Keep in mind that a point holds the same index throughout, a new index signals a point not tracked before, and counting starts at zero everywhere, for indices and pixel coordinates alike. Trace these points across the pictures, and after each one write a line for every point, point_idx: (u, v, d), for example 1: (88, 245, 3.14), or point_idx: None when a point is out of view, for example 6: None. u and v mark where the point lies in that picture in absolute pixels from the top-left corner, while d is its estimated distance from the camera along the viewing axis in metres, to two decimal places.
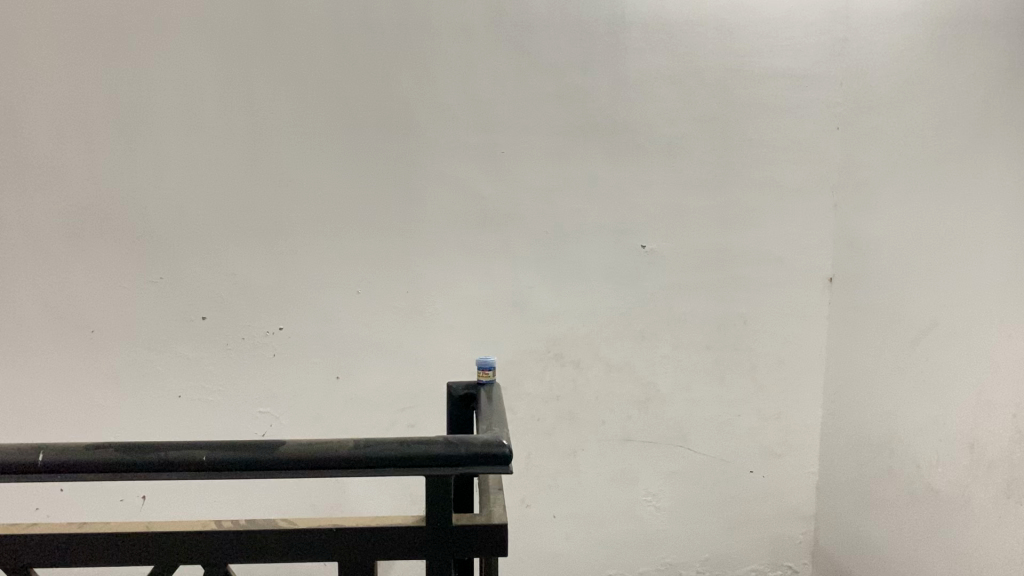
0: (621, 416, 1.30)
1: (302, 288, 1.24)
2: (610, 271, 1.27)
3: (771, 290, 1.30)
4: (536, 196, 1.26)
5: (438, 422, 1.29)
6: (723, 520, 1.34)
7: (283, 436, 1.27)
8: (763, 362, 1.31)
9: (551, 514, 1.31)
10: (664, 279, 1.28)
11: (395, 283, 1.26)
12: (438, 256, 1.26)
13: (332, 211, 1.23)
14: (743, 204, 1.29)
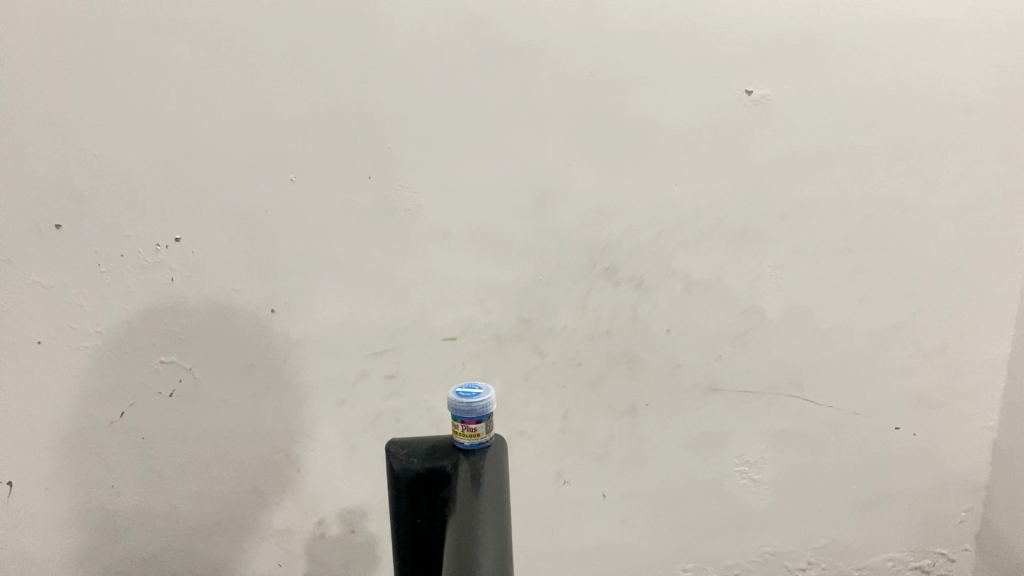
0: (705, 356, 0.86)
1: (204, 176, 0.79)
2: (695, 136, 0.80)
3: (949, 157, 0.82)
4: (573, 16, 0.76)
5: (429, 371, 0.86)
6: (849, 494, 0.92)
7: (201, 395, 0.86)
8: (930, 271, 0.85)
9: (599, 493, 0.90)
10: (780, 147, 0.80)
11: (349, 164, 0.79)
12: (418, 121, 0.78)
13: (242, 49, 0.76)
14: (916, 17, 0.78)
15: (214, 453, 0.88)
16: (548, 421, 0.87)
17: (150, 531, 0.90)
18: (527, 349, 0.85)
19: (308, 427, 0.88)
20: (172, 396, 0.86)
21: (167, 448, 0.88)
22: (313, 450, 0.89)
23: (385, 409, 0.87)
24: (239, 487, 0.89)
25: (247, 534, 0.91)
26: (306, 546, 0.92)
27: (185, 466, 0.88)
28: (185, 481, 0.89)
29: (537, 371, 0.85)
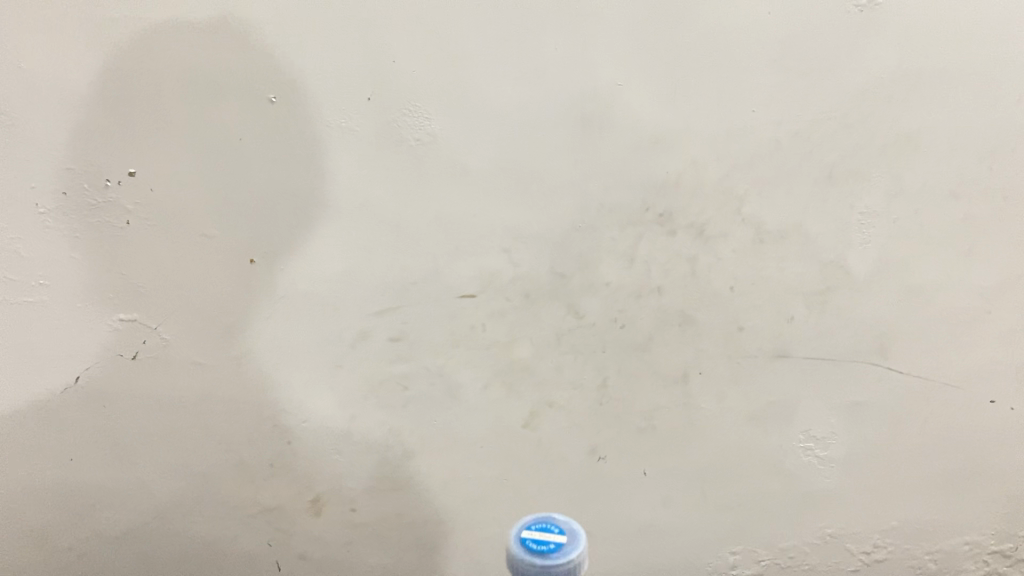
0: (775, 317, 0.71)
1: (167, 94, 0.64)
2: (780, 48, 0.63)
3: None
4: None
5: (444, 333, 0.71)
6: (930, 473, 0.79)
7: (169, 358, 0.72)
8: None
9: (639, 470, 0.77)
10: (885, 63, 0.64)
11: (348, 80, 0.63)
12: (433, 27, 0.62)
13: None
14: None
15: (187, 424, 0.74)
16: (583, 390, 0.73)
17: (116, 510, 0.76)
18: (561, 308, 0.70)
19: (298, 396, 0.74)
20: (135, 358, 0.72)
21: (130, 417, 0.73)
22: (304, 420, 0.74)
23: (391, 374, 0.73)
24: (218, 462, 0.76)
25: (228, 515, 0.78)
26: (298, 529, 0.79)
27: (154, 438, 0.74)
28: (154, 456, 0.75)
29: (572, 334, 0.71)
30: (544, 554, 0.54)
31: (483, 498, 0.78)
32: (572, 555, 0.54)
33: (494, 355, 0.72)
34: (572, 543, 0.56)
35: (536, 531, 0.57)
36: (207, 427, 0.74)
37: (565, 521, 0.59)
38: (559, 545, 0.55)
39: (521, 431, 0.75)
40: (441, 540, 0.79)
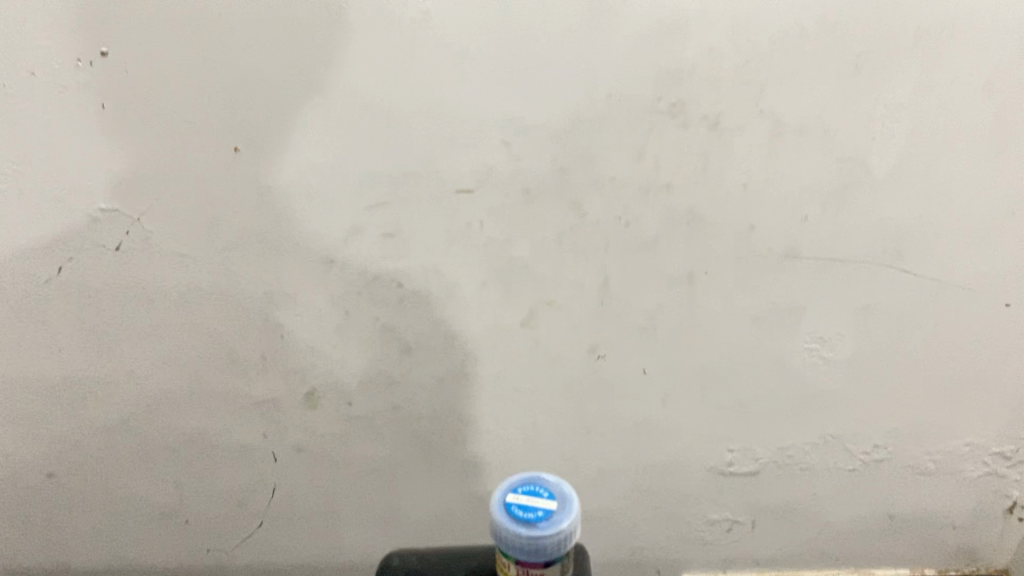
0: (788, 217, 0.68)
1: None
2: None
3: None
4: None
5: (440, 229, 0.68)
6: (936, 376, 0.78)
7: (154, 250, 0.68)
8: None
9: (640, 370, 0.76)
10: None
11: None
12: None
13: None
14: None
15: (176, 318, 0.72)
16: (585, 290, 0.71)
17: (110, 402, 0.76)
18: (563, 205, 0.67)
19: (289, 293, 0.71)
20: (119, 250, 0.68)
21: (118, 310, 0.71)
22: (297, 317, 0.72)
23: (384, 271, 0.70)
24: (210, 357, 0.74)
25: (224, 408, 0.77)
26: (294, 420, 0.78)
27: (143, 332, 0.72)
28: (144, 350, 0.73)
29: (575, 232, 0.68)
30: (532, 524, 0.53)
31: (479, 392, 0.77)
32: (562, 526, 0.53)
33: (493, 253, 0.69)
34: (562, 510, 0.54)
35: (523, 496, 0.55)
36: (197, 321, 0.72)
37: (552, 481, 0.57)
38: (549, 513, 0.54)
39: (519, 329, 0.73)
40: (438, 431, 0.80)
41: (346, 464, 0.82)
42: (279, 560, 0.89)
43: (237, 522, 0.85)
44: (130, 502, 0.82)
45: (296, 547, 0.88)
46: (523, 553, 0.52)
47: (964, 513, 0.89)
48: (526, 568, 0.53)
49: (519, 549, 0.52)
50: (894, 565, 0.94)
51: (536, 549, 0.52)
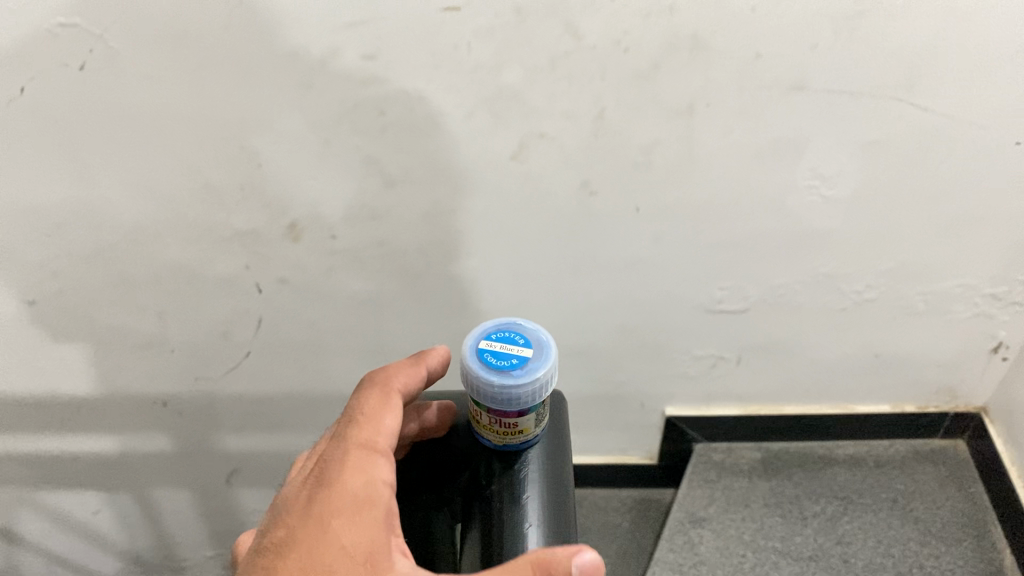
0: (800, 44, 0.63)
1: None
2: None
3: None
4: None
5: (424, 53, 0.63)
6: (935, 216, 0.76)
7: (118, 70, 0.63)
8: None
9: (631, 206, 0.74)
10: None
11: None
12: None
13: None
14: None
15: (149, 143, 0.68)
16: (577, 120, 0.67)
17: (88, 231, 0.73)
18: (556, 29, 0.61)
19: (265, 119, 0.67)
20: (84, 70, 0.63)
21: (88, 134, 0.67)
22: (274, 144, 0.68)
23: (366, 97, 0.65)
24: (186, 185, 0.71)
25: (205, 238, 0.75)
26: (276, 252, 0.77)
27: (116, 158, 0.69)
28: (118, 176, 0.70)
29: (568, 58, 0.63)
30: (505, 372, 0.52)
31: (466, 224, 0.75)
32: (538, 375, 0.52)
33: (481, 79, 0.64)
34: (537, 358, 0.53)
35: (498, 344, 0.54)
36: (171, 147, 0.68)
37: (530, 328, 0.56)
38: (524, 361, 0.53)
39: (508, 161, 0.70)
40: (423, 263, 0.79)
41: (332, 296, 0.81)
42: (268, 386, 0.90)
43: (225, 349, 0.86)
44: (116, 330, 0.82)
45: (285, 373, 0.89)
46: (495, 401, 0.52)
47: (948, 352, 0.89)
48: (500, 417, 0.53)
49: (492, 398, 0.52)
50: (873, 399, 0.96)
51: (508, 398, 0.52)
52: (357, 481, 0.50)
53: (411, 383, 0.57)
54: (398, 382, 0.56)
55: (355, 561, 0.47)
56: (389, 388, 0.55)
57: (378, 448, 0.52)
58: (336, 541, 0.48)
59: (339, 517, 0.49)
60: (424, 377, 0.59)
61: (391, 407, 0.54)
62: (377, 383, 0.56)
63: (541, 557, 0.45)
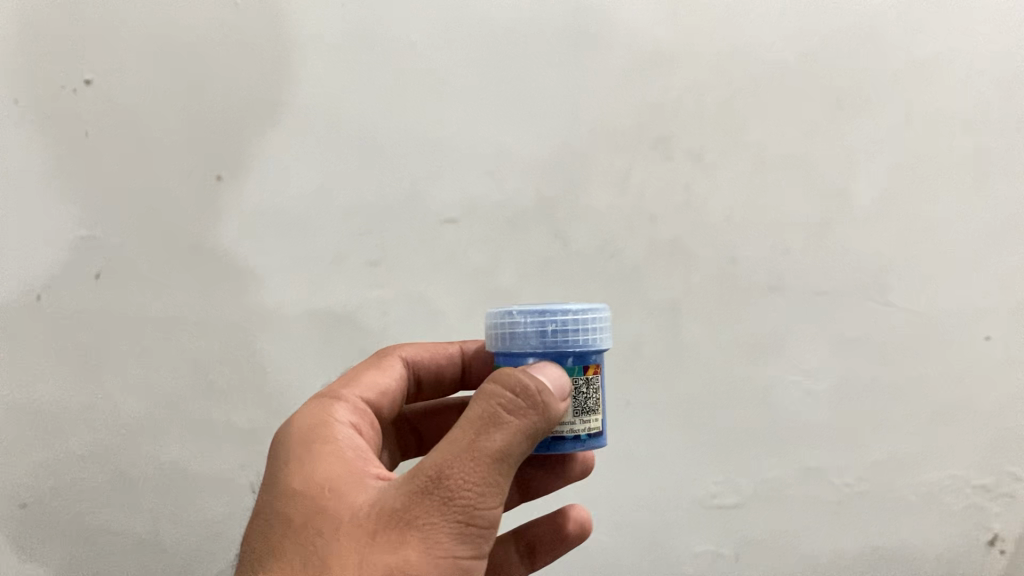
0: (765, 246, 0.70)
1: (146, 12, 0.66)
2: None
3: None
4: None
5: (425, 256, 0.69)
6: (924, 407, 0.74)
7: (130, 277, 0.67)
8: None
9: (624, 402, 0.73)
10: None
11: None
12: None
13: None
14: None
15: (138, 344, 0.67)
16: None
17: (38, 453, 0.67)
18: (547, 235, 0.69)
19: (265, 317, 0.68)
20: (99, 278, 0.67)
21: (82, 338, 0.67)
22: (267, 341, 0.68)
23: (368, 298, 0.69)
24: (165, 388, 0.68)
25: (164, 444, 0.69)
26: (220, 455, 0.69)
27: (99, 362, 0.67)
28: (93, 381, 0.67)
29: (558, 263, 0.69)
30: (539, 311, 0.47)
31: None
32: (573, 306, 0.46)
33: (477, 282, 0.69)
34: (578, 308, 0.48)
35: None
36: (159, 348, 0.68)
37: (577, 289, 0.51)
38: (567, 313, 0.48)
39: None
40: None
41: None
42: None
43: None
44: None
45: None
46: (519, 348, 0.46)
47: None
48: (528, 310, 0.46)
49: (528, 334, 0.45)
50: None
51: (545, 330, 0.45)
52: (332, 412, 0.50)
53: (422, 353, 0.61)
54: (399, 351, 0.60)
55: (317, 485, 0.43)
56: (385, 351, 0.60)
57: (357, 398, 0.53)
58: (295, 477, 0.44)
59: (297, 456, 0.46)
60: (451, 353, 0.62)
61: (376, 362, 0.58)
62: (372, 357, 0.59)
63: (483, 388, 0.41)
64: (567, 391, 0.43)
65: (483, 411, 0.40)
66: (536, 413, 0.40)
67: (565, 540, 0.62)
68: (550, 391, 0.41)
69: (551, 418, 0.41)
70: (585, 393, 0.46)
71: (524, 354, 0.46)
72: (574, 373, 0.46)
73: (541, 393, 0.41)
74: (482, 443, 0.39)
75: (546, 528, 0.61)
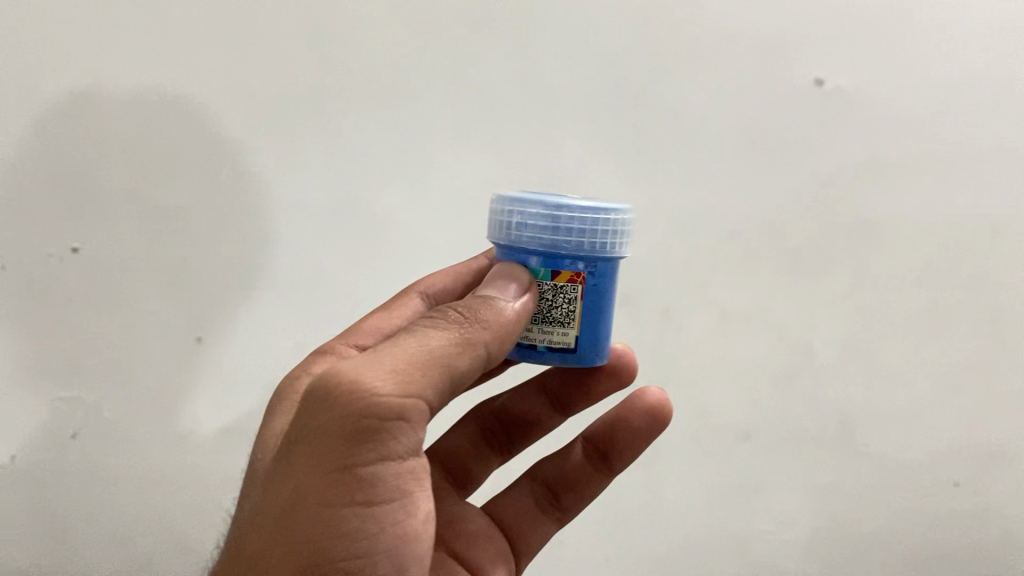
0: (740, 395, 0.70)
1: (122, 176, 0.64)
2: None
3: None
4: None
5: None
6: (903, 559, 0.73)
7: (106, 437, 0.67)
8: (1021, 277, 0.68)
9: (601, 552, 0.72)
10: (840, 20, 0.64)
11: (322, 161, 0.66)
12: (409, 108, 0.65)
13: (201, 20, 0.63)
14: None
15: (111, 506, 0.67)
16: None
17: None
18: None
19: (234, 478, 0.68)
20: (76, 437, 0.66)
21: (63, 499, 0.67)
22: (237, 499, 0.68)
23: None
24: (134, 549, 0.67)
25: None
26: None
27: (76, 523, 0.67)
28: (73, 541, 0.67)
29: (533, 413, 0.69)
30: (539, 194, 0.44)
31: None
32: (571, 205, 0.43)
33: None
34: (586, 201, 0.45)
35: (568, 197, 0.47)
36: (131, 510, 0.67)
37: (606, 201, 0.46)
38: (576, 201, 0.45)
39: None
40: None
41: None
42: None
43: None
44: None
45: None
46: (512, 245, 0.45)
47: None
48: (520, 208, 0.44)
49: (525, 224, 0.44)
50: None
51: (545, 227, 0.43)
52: (321, 360, 0.52)
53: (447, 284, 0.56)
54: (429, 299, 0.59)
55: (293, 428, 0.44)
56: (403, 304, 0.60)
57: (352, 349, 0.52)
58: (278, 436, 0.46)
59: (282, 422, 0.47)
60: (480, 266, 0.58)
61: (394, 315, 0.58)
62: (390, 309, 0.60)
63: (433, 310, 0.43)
64: (524, 291, 0.43)
65: (426, 323, 0.41)
66: (477, 324, 0.41)
67: (638, 430, 0.58)
68: (499, 299, 0.42)
69: (498, 324, 0.41)
70: (549, 302, 0.44)
71: (520, 249, 0.45)
72: (543, 278, 0.44)
73: (484, 303, 0.41)
74: (412, 345, 0.40)
75: (612, 430, 0.59)
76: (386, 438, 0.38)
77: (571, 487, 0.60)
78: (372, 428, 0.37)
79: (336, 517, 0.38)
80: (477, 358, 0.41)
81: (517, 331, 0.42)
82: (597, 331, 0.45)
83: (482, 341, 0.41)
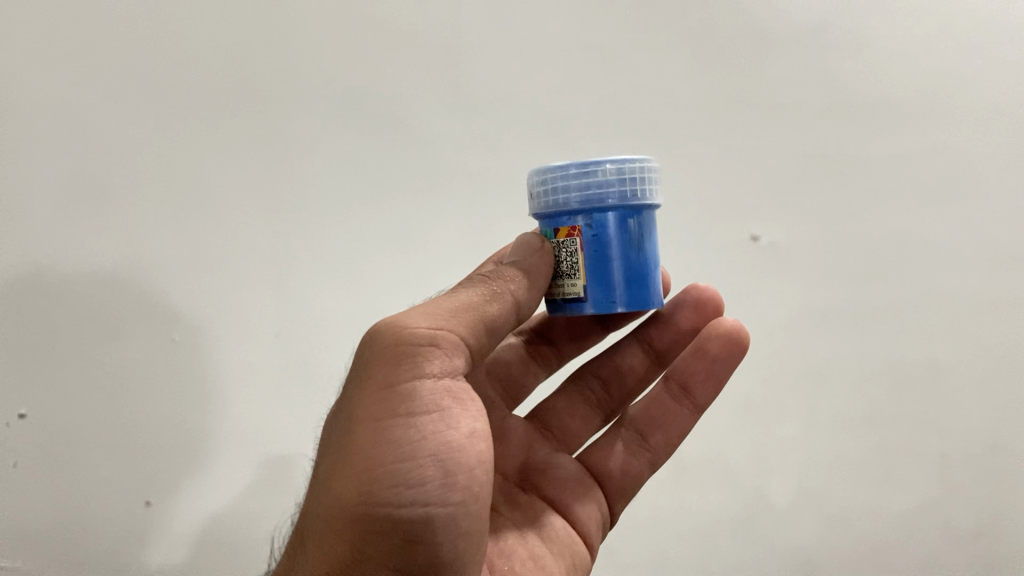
0: (702, 547, 0.67)
1: (70, 342, 0.64)
2: (674, 126, 0.67)
3: (975, 127, 0.68)
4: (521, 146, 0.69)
5: None
6: None
7: None
8: (966, 418, 0.68)
9: None
10: (765, 178, 0.67)
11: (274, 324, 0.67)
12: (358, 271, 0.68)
13: (156, 194, 0.65)
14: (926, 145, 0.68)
15: None
16: None
17: None
18: None
19: None
20: None
21: None
22: None
23: None
24: None
25: None
26: None
27: None
28: None
29: None
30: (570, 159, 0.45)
31: None
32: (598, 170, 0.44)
33: None
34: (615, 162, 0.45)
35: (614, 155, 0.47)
36: None
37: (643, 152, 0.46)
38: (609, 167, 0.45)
39: None
40: None
41: None
42: None
43: None
44: None
45: None
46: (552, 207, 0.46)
47: None
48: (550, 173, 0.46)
49: (557, 189, 0.45)
50: None
51: (570, 189, 0.45)
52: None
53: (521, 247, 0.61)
54: None
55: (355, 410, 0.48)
56: None
57: None
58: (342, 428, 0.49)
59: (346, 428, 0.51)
60: None
61: None
62: None
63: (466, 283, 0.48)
64: (539, 247, 0.47)
65: (459, 288, 0.47)
66: (500, 276, 0.46)
67: (719, 357, 0.56)
68: (521, 259, 0.47)
69: (515, 280, 0.46)
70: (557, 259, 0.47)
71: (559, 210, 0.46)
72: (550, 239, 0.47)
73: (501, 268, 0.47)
74: (445, 300, 0.45)
75: (692, 359, 0.57)
76: (419, 359, 0.42)
77: (657, 426, 0.57)
78: (407, 352, 0.42)
79: (380, 429, 0.41)
80: (501, 307, 0.46)
81: (541, 283, 0.47)
82: (640, 266, 0.45)
83: (501, 293, 0.46)
